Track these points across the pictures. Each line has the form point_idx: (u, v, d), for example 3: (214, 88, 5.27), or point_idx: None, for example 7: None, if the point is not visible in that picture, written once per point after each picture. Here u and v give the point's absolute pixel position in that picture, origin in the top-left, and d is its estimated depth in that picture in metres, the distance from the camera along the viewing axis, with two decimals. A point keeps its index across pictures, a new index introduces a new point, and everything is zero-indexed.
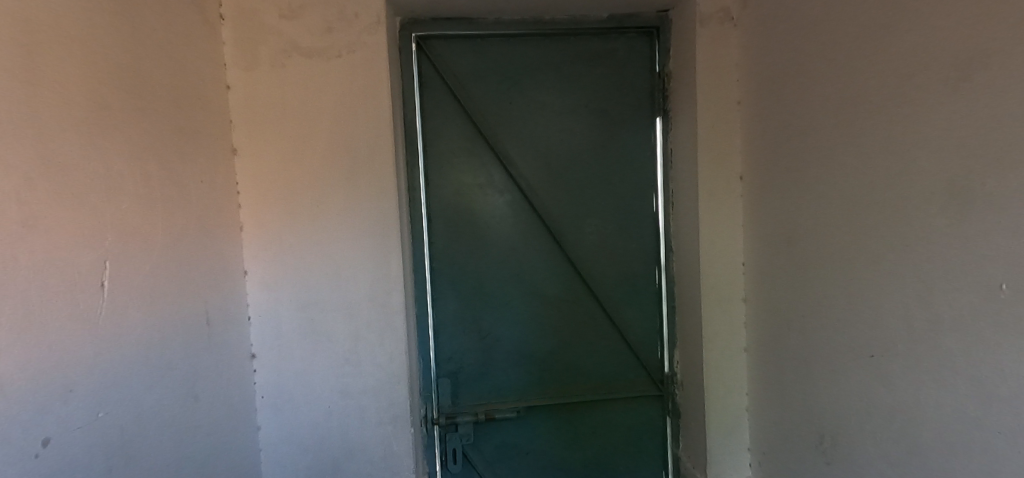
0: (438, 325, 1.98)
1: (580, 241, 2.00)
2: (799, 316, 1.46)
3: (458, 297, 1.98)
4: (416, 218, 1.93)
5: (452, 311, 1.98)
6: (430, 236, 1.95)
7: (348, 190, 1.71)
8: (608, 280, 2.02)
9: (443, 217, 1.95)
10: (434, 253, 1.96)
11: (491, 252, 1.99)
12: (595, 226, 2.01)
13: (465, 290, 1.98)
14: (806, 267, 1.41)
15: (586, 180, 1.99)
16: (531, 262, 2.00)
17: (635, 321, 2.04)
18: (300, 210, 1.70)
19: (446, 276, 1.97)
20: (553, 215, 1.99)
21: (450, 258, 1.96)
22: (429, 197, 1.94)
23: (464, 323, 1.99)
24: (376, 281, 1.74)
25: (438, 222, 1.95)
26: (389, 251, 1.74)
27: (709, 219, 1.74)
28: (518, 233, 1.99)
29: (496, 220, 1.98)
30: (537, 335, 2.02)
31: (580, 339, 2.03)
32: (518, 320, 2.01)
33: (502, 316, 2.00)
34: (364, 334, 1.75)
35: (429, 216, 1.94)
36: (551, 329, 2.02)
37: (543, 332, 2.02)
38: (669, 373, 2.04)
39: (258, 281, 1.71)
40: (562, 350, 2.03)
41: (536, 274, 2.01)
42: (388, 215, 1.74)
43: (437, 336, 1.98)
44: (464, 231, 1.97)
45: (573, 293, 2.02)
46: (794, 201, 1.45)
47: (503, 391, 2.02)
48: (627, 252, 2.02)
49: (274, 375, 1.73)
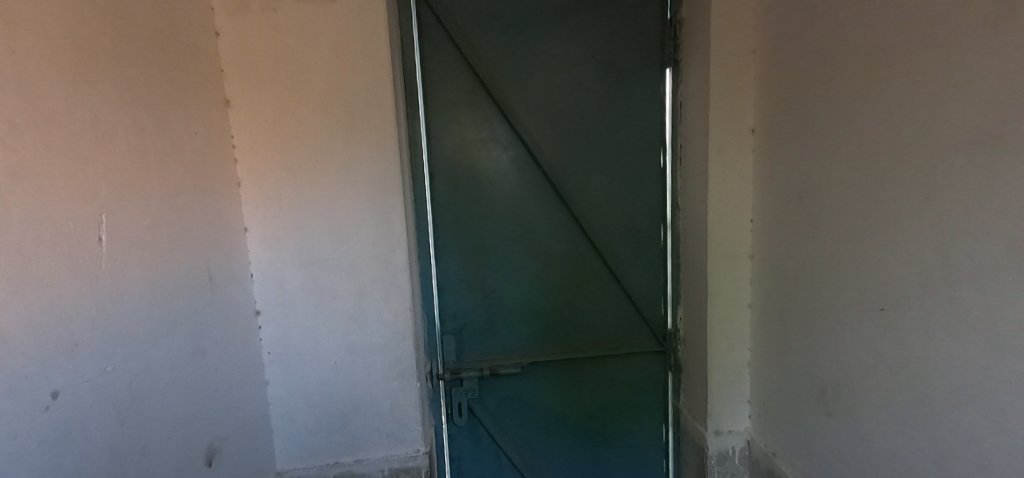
0: (442, 283, 1.97)
1: (585, 198, 1.97)
2: (807, 271, 1.45)
3: (462, 254, 1.96)
4: (417, 174, 1.88)
5: (455, 269, 1.96)
6: (432, 193, 1.91)
7: (347, 143, 1.66)
8: (613, 238, 2.00)
9: (445, 173, 1.91)
10: (436, 210, 1.92)
11: (495, 209, 1.95)
12: (600, 182, 1.97)
13: (468, 248, 1.96)
14: (818, 222, 1.39)
15: (591, 134, 1.94)
16: (535, 219, 1.97)
17: (639, 278, 2.03)
18: (299, 165, 1.66)
19: (449, 233, 1.94)
20: (557, 171, 1.95)
21: (453, 214, 1.93)
22: (431, 153, 1.89)
23: (467, 281, 1.98)
24: (378, 237, 1.72)
25: (441, 178, 1.91)
26: (391, 206, 1.71)
27: (718, 174, 1.70)
28: (522, 189, 1.95)
29: (499, 176, 1.94)
30: (541, 293, 2.01)
31: (584, 296, 2.03)
32: (522, 277, 2.00)
33: (506, 273, 1.99)
34: (369, 291, 1.74)
35: (431, 171, 1.90)
36: (555, 286, 2.01)
37: (547, 290, 2.01)
38: (672, 329, 2.05)
39: (258, 238, 1.67)
40: (566, 307, 2.03)
41: (540, 231, 1.98)
42: (389, 169, 1.69)
43: (440, 293, 1.97)
44: (467, 188, 1.93)
45: (577, 250, 2.00)
46: (808, 154, 1.41)
47: (507, 348, 2.03)
48: (632, 208, 1.99)
49: (279, 333, 1.72)
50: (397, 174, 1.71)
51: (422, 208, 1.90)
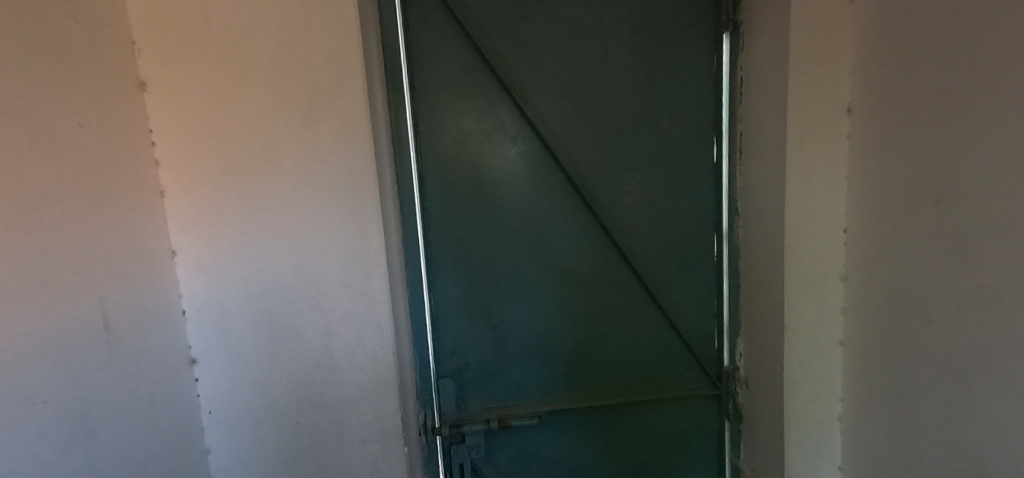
0: (435, 313, 1.55)
1: (616, 204, 1.55)
2: (969, 302, 1.02)
3: (461, 277, 1.55)
4: (401, 176, 1.48)
5: (453, 295, 1.55)
6: (422, 199, 1.50)
7: (306, 138, 1.26)
8: (651, 253, 1.57)
9: (437, 175, 1.50)
10: (426, 221, 1.51)
11: (501, 219, 1.54)
12: (636, 182, 1.54)
13: (469, 269, 1.55)
14: (993, 233, 0.96)
15: (624, 122, 1.52)
16: (553, 231, 1.55)
17: (687, 303, 1.60)
18: (240, 167, 1.25)
19: (443, 251, 1.53)
20: (581, 169, 1.53)
21: (449, 227, 1.52)
22: (420, 149, 1.48)
23: (468, 310, 1.56)
24: (350, 260, 1.32)
25: (433, 182, 1.50)
26: (368, 218, 1.31)
27: (800, 169, 1.27)
28: (536, 193, 1.53)
29: (507, 177, 1.52)
30: (563, 325, 1.59)
31: (616, 329, 1.60)
32: (537, 304, 1.58)
33: (516, 300, 1.57)
34: (338, 330, 1.33)
35: (420, 173, 1.49)
36: (580, 316, 1.58)
37: (569, 321, 1.58)
38: (729, 367, 1.59)
39: (190, 266, 1.28)
40: (594, 342, 1.60)
41: (560, 246, 1.56)
42: (363, 170, 1.29)
43: (434, 326, 1.56)
44: (465, 192, 1.51)
45: (608, 269, 1.57)
46: (970, 137, 0.98)
47: (520, 393, 1.61)
48: (677, 215, 1.56)
49: (222, 386, 1.33)
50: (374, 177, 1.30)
51: (408, 219, 1.50)
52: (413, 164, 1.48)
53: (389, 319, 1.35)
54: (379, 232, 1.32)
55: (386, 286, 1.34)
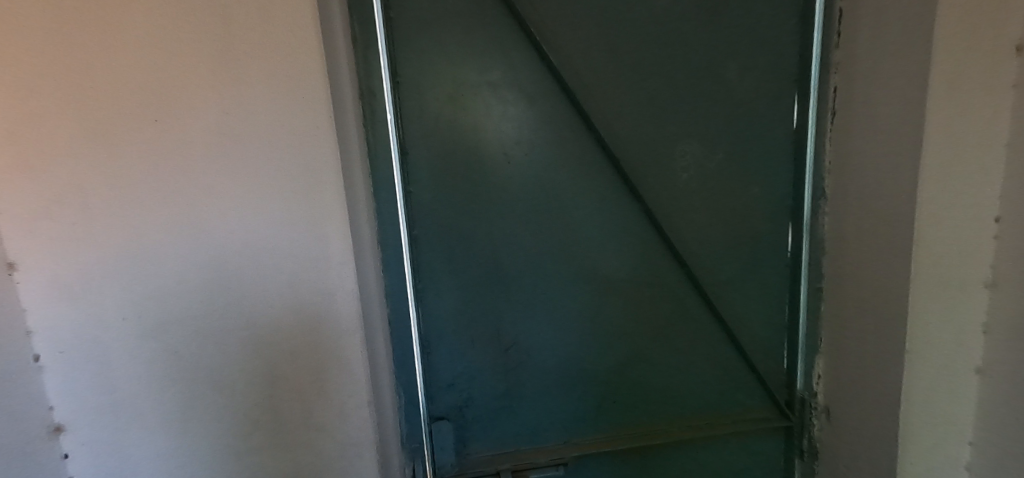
0: (427, 334, 1.16)
1: (665, 185, 1.17)
2: None
3: (461, 286, 1.15)
4: (373, 146, 1.06)
5: (450, 310, 1.16)
6: (406, 181, 1.09)
7: (225, 85, 0.82)
8: (708, 248, 1.21)
9: (425, 146, 1.09)
10: (411, 209, 1.11)
11: (513, 206, 1.13)
12: (691, 156, 1.16)
13: (469, 273, 1.15)
14: None
15: (676, 73, 1.12)
16: (583, 221, 1.16)
17: (749, 312, 1.25)
18: (117, 130, 0.80)
19: (434, 251, 1.13)
20: (620, 138, 1.14)
21: (442, 219, 1.12)
22: (402, 111, 1.07)
23: (468, 327, 1.17)
24: (303, 272, 0.89)
25: (421, 155, 1.09)
26: (330, 208, 0.88)
27: (943, 135, 0.89)
28: (560, 171, 1.14)
29: (520, 149, 1.11)
30: (593, 344, 1.22)
31: (660, 345, 1.24)
32: (560, 318, 1.20)
33: (531, 313, 1.18)
34: (288, 371, 0.92)
35: (401, 142, 1.07)
36: (614, 330, 1.22)
37: (601, 338, 1.22)
38: (804, 393, 1.24)
39: (39, 286, 0.82)
40: (633, 364, 1.24)
41: (590, 240, 1.17)
42: (319, 136, 0.86)
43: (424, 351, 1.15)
44: (462, 170, 1.11)
45: (651, 271, 1.21)
46: None
47: (538, 434, 1.23)
48: (742, 199, 1.19)
49: (108, 463, 0.89)
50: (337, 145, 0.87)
51: (385, 206, 1.08)
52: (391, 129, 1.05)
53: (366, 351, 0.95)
54: (346, 228, 0.89)
55: (357, 306, 0.92)
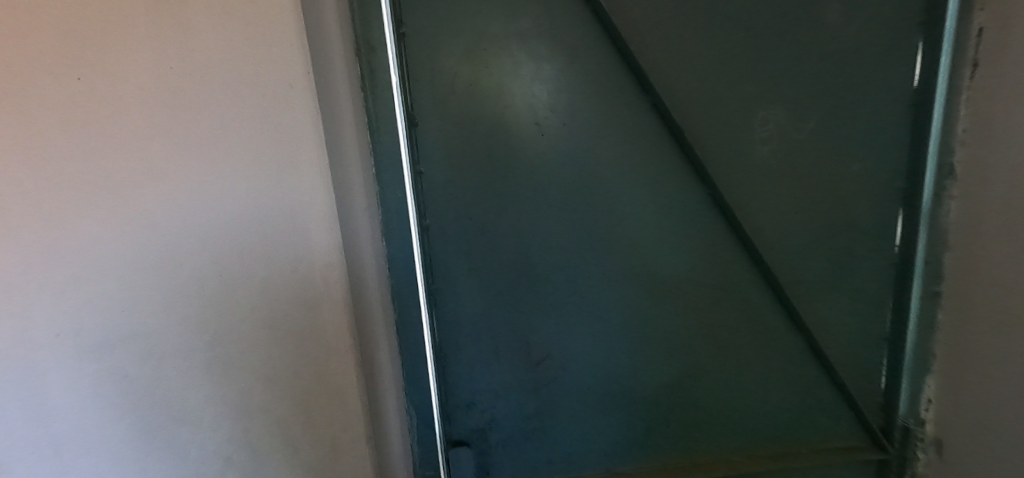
0: (443, 342, 0.99)
1: (740, 162, 0.92)
2: None
3: (484, 284, 0.97)
4: (374, 115, 0.86)
5: (470, 311, 0.98)
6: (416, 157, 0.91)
7: (170, 34, 0.64)
8: (790, 241, 0.97)
9: (437, 120, 0.90)
10: (423, 196, 0.93)
11: (545, 190, 0.94)
12: (774, 125, 0.91)
13: (491, 272, 0.97)
14: None
15: (760, 17, 0.87)
16: (634, 207, 0.94)
17: (840, 321, 1.00)
18: (19, 90, 0.58)
19: (450, 241, 0.95)
20: (684, 102, 0.90)
21: (461, 204, 0.94)
22: (412, 71, 0.88)
23: (490, 335, 0.99)
24: (281, 275, 0.71)
25: (433, 129, 0.90)
26: (312, 195, 0.72)
27: None
28: (604, 146, 0.92)
29: (556, 119, 0.91)
30: (643, 357, 1.01)
31: (724, 361, 1.02)
32: (601, 326, 0.99)
33: (567, 319, 0.99)
34: (268, 395, 0.74)
35: (409, 114, 0.89)
36: (670, 340, 1.01)
37: (653, 350, 1.01)
38: (909, 421, 1.00)
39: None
40: (691, 382, 1.03)
41: (642, 231, 0.96)
42: (297, 105, 0.70)
43: (440, 364, 0.99)
44: (482, 148, 0.92)
45: (718, 269, 0.98)
46: None
47: (573, 460, 1.05)
48: (838, 180, 0.94)
49: None
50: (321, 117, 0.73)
51: (389, 190, 0.89)
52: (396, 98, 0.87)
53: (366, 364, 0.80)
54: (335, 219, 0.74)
55: (351, 313, 0.77)
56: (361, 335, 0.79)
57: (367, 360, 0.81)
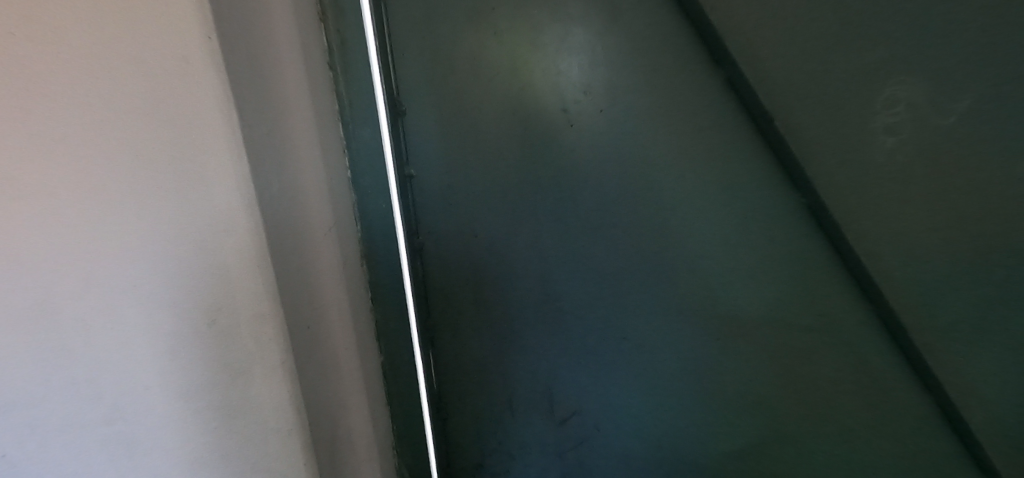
0: (448, 393, 0.83)
1: (849, 160, 0.66)
2: None
3: (499, 317, 0.79)
4: (348, 104, 0.67)
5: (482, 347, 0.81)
6: (405, 158, 0.71)
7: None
8: (918, 270, 0.69)
9: (431, 109, 0.70)
10: (415, 206, 0.74)
11: (572, 198, 0.73)
12: (909, 107, 0.63)
13: (501, 302, 0.78)
14: None
15: None
16: (689, 220, 0.72)
17: (986, 385, 0.72)
18: None
19: (452, 264, 0.76)
20: (770, 79, 0.64)
21: (466, 220, 0.74)
22: (397, 42, 0.67)
23: (498, 377, 0.82)
24: (199, 332, 0.52)
25: (423, 122, 0.70)
26: (232, 220, 0.51)
27: None
28: (652, 140, 0.69)
29: (589, 107, 0.68)
30: (690, 403, 0.81)
31: (803, 416, 0.80)
32: (635, 368, 0.80)
33: (593, 357, 0.80)
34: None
35: (392, 102, 0.69)
36: (727, 386, 0.80)
37: (705, 396, 0.80)
38: None
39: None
40: (755, 440, 0.82)
41: (698, 250, 0.73)
42: (199, 92, 0.48)
43: (439, 414, 0.84)
44: (490, 145, 0.71)
45: (805, 305, 0.74)
46: None
47: None
48: (1006, 189, 0.64)
49: None
50: (238, 109, 0.50)
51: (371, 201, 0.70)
52: (376, 83, 0.66)
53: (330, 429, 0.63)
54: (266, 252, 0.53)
55: (296, 371, 0.59)
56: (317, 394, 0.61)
57: (336, 423, 0.64)
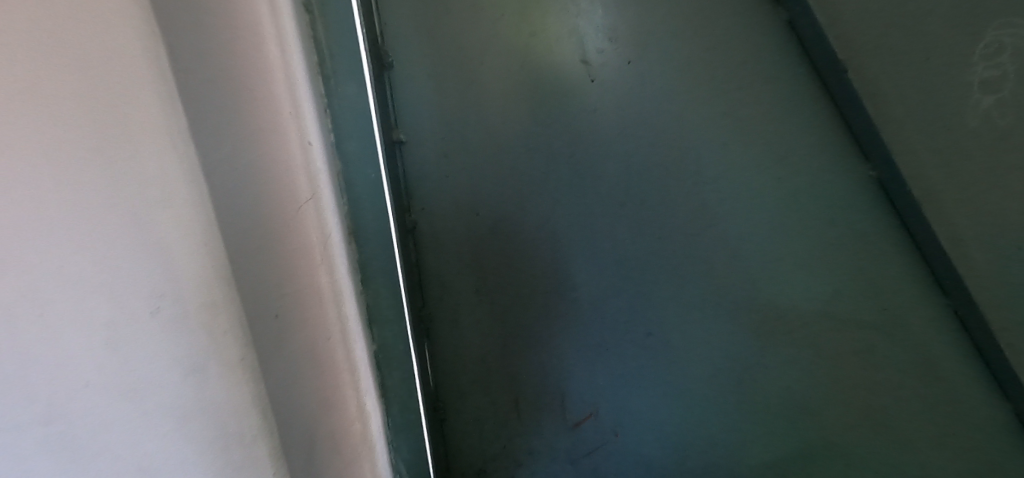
0: (446, 385, 0.73)
1: (938, 115, 0.60)
2: None
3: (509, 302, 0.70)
4: (328, 56, 0.55)
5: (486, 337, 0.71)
6: (401, 124, 0.64)
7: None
8: (1001, 253, 0.61)
9: (423, 69, 0.64)
10: (405, 179, 0.66)
11: (593, 170, 0.66)
12: (1014, 58, 0.56)
13: (512, 284, 0.70)
14: None
15: None
16: (723, 192, 0.66)
17: None
18: None
19: (454, 245, 0.68)
20: (836, 25, 0.61)
21: (474, 195, 0.67)
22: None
23: (507, 374, 0.73)
24: (138, 324, 0.43)
25: (418, 81, 0.64)
26: (171, 192, 0.43)
27: None
28: (682, 102, 0.65)
29: (612, 62, 0.64)
30: (721, 402, 0.72)
31: (853, 420, 0.70)
32: (658, 362, 0.72)
33: (612, 354, 0.72)
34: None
35: (377, 52, 0.61)
36: (759, 386, 0.71)
37: (737, 393, 0.72)
38: None
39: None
40: (792, 449, 0.73)
41: (728, 225, 0.67)
42: (117, 37, 0.40)
43: (437, 415, 0.74)
44: (498, 108, 0.65)
45: (859, 286, 0.67)
46: None
47: None
48: None
49: None
50: (176, 61, 0.42)
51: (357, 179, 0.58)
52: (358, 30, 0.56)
53: (303, 444, 0.53)
54: (217, 228, 0.44)
55: (268, 375, 0.49)
56: (302, 398, 0.53)
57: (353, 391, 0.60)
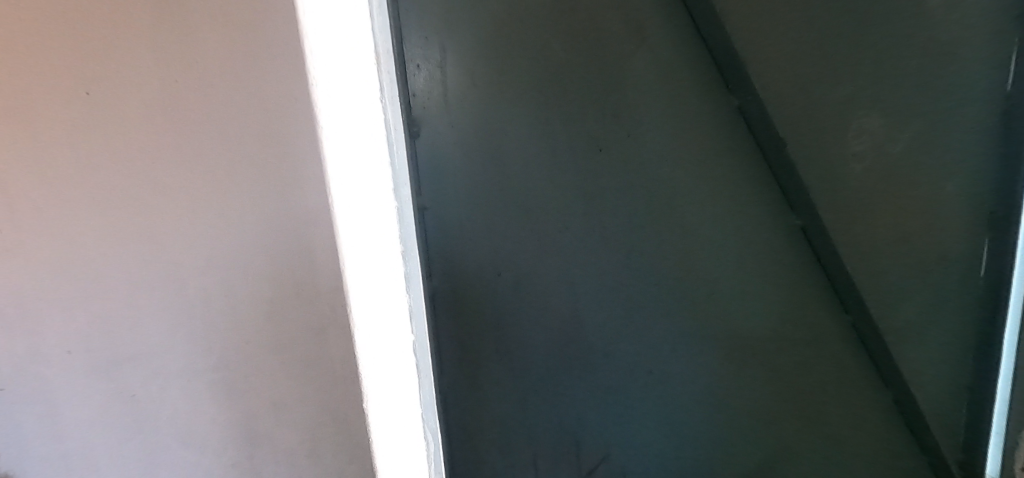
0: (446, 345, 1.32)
1: (829, 166, 1.06)
2: None
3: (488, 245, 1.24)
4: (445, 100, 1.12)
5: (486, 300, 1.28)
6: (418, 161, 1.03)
7: (76, 15, 0.57)
8: (878, 247, 1.08)
9: (450, 129, 1.14)
10: (433, 206, 1.20)
11: (627, 188, 1.19)
12: (869, 135, 1.02)
13: (491, 275, 1.27)
14: None
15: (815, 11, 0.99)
16: (704, 215, 1.18)
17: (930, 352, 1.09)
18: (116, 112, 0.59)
19: (453, 225, 1.22)
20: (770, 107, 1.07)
21: (482, 199, 1.21)
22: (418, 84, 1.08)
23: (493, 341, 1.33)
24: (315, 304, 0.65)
25: (435, 134, 1.14)
26: None
27: None
28: (665, 153, 1.16)
29: (613, 136, 1.17)
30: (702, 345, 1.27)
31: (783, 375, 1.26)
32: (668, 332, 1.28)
33: (601, 305, 1.28)
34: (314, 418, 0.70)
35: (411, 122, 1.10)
36: (702, 329, 1.27)
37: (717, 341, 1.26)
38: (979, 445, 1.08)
39: (28, 277, 0.65)
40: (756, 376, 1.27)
41: (709, 232, 1.19)
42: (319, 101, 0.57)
43: (469, 362, 1.36)
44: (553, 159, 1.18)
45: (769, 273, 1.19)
46: None
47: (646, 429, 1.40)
48: (931, 198, 1.01)
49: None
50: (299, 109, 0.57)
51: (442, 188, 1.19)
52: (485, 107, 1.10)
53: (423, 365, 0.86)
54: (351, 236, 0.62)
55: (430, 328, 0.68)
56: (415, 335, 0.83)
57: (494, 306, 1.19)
